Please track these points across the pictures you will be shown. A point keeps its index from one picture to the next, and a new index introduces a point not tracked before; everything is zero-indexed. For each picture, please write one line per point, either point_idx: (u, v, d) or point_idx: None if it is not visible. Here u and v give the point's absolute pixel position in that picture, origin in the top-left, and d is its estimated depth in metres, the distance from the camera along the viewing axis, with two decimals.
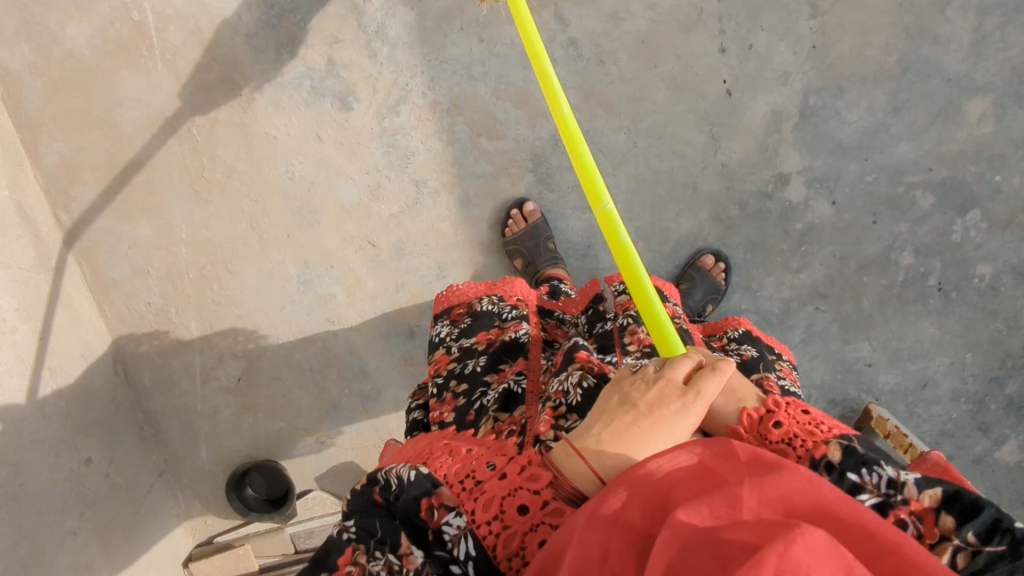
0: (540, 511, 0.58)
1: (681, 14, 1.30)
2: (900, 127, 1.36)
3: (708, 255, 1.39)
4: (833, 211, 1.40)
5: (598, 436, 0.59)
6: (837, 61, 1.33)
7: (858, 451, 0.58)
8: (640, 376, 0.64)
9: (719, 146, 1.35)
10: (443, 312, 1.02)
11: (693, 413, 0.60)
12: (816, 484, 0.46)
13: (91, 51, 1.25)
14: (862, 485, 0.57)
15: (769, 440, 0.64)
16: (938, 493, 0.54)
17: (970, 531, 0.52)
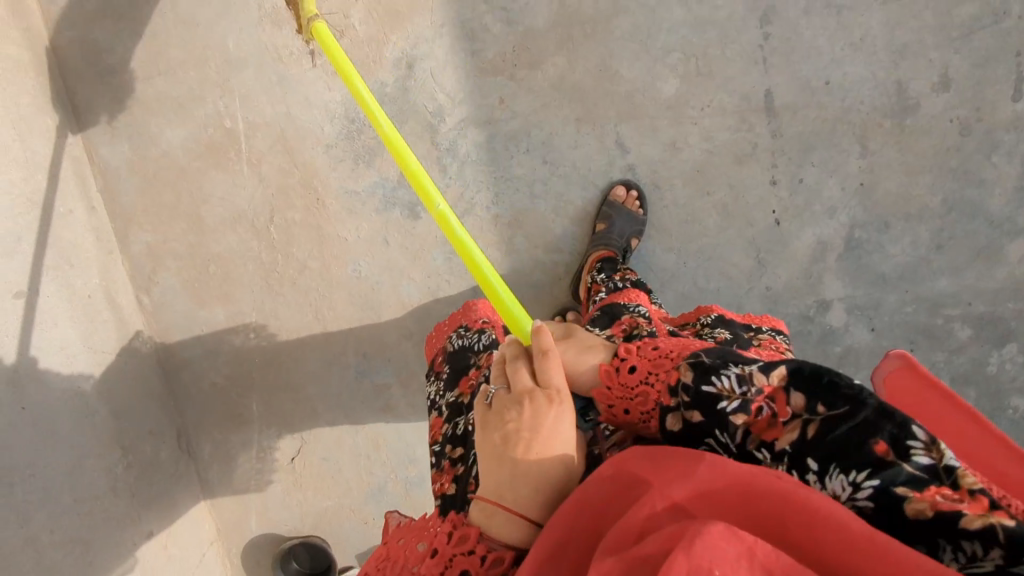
0: (480, 568, 0.59)
1: (736, 147, 1.37)
2: (942, 263, 1.41)
3: (619, 186, 1.36)
4: (872, 337, 1.45)
5: (510, 483, 0.60)
6: (884, 198, 1.39)
7: (703, 363, 0.62)
8: (500, 409, 0.64)
9: (764, 271, 1.42)
10: (430, 365, 1.05)
11: (567, 410, 0.62)
12: (722, 465, 0.50)
13: (184, 152, 1.36)
14: (716, 392, 0.60)
15: (632, 386, 0.67)
16: (782, 371, 0.57)
17: (815, 404, 0.54)
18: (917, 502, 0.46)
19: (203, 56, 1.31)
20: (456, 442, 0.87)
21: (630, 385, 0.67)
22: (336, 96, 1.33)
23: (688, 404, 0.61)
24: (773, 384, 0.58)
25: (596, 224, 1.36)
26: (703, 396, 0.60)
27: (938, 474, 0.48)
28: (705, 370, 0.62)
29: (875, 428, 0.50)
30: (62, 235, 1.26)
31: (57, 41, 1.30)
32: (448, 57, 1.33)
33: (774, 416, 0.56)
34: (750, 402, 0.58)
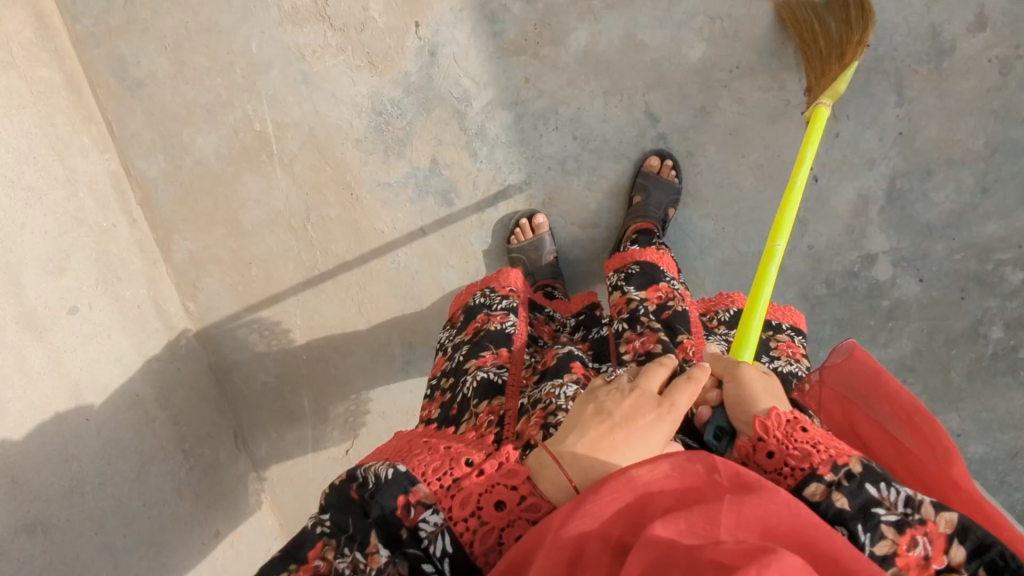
0: (517, 507, 0.61)
1: (769, 107, 1.33)
2: (990, 206, 1.37)
3: (654, 157, 1.34)
4: (921, 288, 1.43)
5: (574, 446, 0.62)
6: (924, 145, 1.36)
7: (882, 472, 0.59)
8: (616, 387, 0.68)
9: (806, 229, 1.42)
10: (449, 314, 1.15)
11: (668, 423, 0.64)
12: (797, 512, 0.51)
13: (218, 158, 1.37)
14: (879, 498, 0.58)
15: (794, 441, 0.64)
16: (954, 518, 0.55)
17: (979, 566, 0.53)
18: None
19: (228, 61, 1.32)
20: (451, 372, 0.98)
21: (788, 441, 0.64)
22: (362, 88, 1.33)
23: (843, 490, 0.59)
24: (938, 525, 0.55)
25: (631, 196, 1.36)
26: (860, 494, 0.58)
27: None
28: (877, 474, 0.59)
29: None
30: (109, 250, 1.29)
31: (85, 60, 1.32)
32: (470, 41, 1.31)
33: (927, 559, 0.55)
34: (908, 525, 0.56)
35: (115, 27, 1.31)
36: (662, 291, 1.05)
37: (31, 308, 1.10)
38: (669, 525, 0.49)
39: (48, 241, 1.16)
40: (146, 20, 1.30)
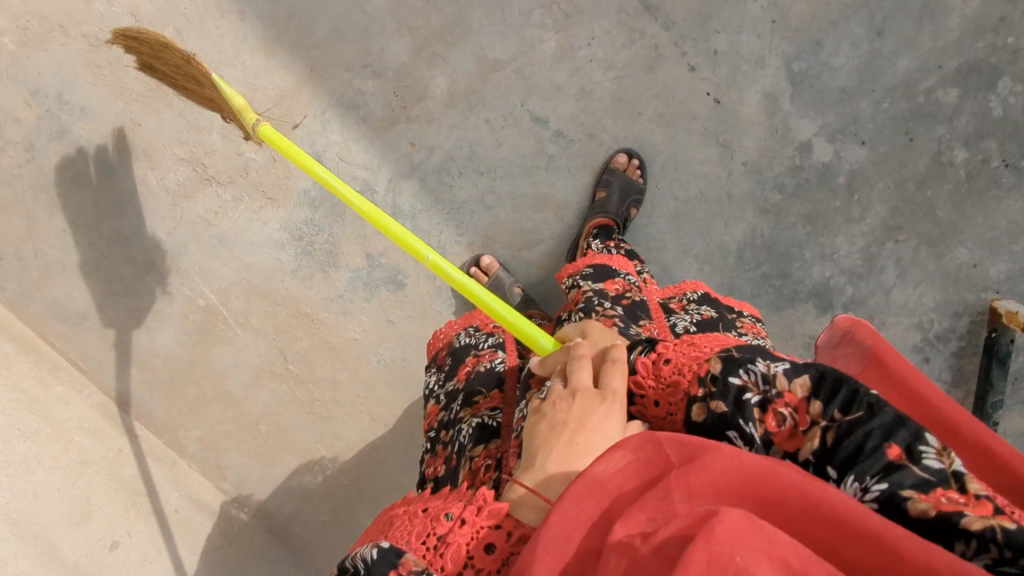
0: (507, 544, 0.57)
1: (640, 58, 1.33)
2: (891, 45, 1.35)
3: (619, 154, 1.37)
4: (867, 149, 1.39)
5: (545, 468, 0.57)
6: (802, 21, 1.34)
7: (735, 358, 0.59)
8: (556, 397, 0.63)
9: (732, 150, 1.39)
10: (433, 362, 1.14)
11: (617, 411, 0.61)
12: (739, 456, 0.47)
13: (182, 346, 1.41)
14: (743, 385, 0.57)
15: (660, 375, 0.63)
16: (806, 380, 0.54)
17: (835, 409, 0.52)
18: (921, 502, 0.44)
19: (148, 258, 1.37)
20: (449, 424, 0.94)
21: (659, 376, 0.63)
22: (274, 225, 1.37)
23: (715, 396, 0.58)
24: (796, 393, 0.54)
25: (595, 193, 1.36)
26: (728, 389, 0.57)
27: (949, 476, 0.45)
28: (736, 364, 0.58)
29: (891, 434, 0.48)
30: (125, 474, 1.31)
31: (27, 318, 1.37)
32: (346, 136, 1.34)
33: (796, 425, 0.53)
34: (771, 404, 0.55)
35: (38, 277, 1.36)
36: (619, 287, 1.06)
37: (73, 564, 1.16)
38: (629, 524, 0.46)
39: (64, 497, 1.20)
40: (62, 258, 1.36)
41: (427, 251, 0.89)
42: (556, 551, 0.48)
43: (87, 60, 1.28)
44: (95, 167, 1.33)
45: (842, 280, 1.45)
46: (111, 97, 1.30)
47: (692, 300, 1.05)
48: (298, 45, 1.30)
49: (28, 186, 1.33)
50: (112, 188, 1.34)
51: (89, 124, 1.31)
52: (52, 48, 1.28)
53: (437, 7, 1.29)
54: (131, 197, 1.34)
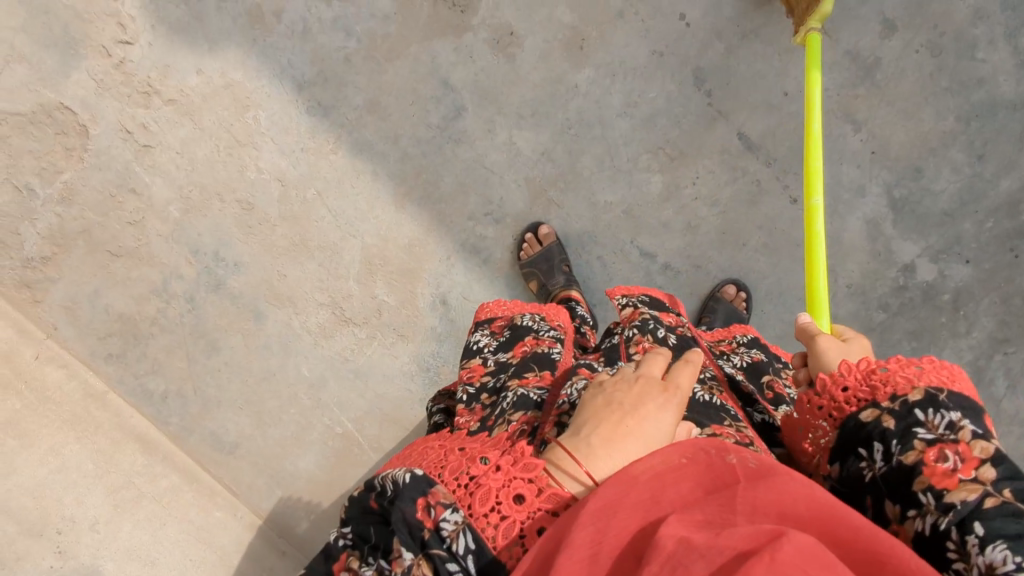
0: (536, 499, 0.57)
1: (743, 194, 1.41)
2: (992, 168, 1.39)
3: (727, 285, 1.43)
4: (972, 268, 1.43)
5: (589, 439, 0.60)
6: (902, 150, 1.39)
7: (939, 398, 0.60)
8: (622, 379, 0.67)
9: (836, 273, 1.45)
10: (484, 321, 1.12)
11: (676, 403, 0.63)
12: (810, 488, 0.51)
13: (321, 469, 1.50)
14: (924, 422, 0.60)
15: (868, 379, 0.64)
16: (989, 447, 0.57)
17: (1006, 487, 0.55)
18: None
19: (292, 392, 1.50)
20: (491, 390, 0.93)
21: (864, 379, 0.65)
22: (405, 358, 1.48)
23: (893, 414, 0.62)
24: (975, 449, 0.57)
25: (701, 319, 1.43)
26: (908, 418, 0.61)
27: None
28: (932, 400, 0.61)
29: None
30: None
31: (187, 449, 1.50)
32: (468, 277, 1.45)
33: (955, 470, 0.57)
34: (942, 443, 0.58)
35: (196, 412, 1.50)
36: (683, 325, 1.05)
37: None
38: (684, 519, 0.49)
39: None
40: (218, 394, 1.49)
41: (815, 194, 0.94)
42: (598, 526, 0.50)
43: (240, 222, 1.42)
44: (247, 314, 1.46)
45: None
46: (263, 252, 1.43)
47: (741, 344, 1.07)
48: (425, 200, 1.41)
49: (189, 333, 1.47)
50: (260, 333, 1.47)
51: (241, 276, 1.44)
52: (210, 213, 1.41)
53: (551, 158, 1.39)
54: (278, 338, 1.48)
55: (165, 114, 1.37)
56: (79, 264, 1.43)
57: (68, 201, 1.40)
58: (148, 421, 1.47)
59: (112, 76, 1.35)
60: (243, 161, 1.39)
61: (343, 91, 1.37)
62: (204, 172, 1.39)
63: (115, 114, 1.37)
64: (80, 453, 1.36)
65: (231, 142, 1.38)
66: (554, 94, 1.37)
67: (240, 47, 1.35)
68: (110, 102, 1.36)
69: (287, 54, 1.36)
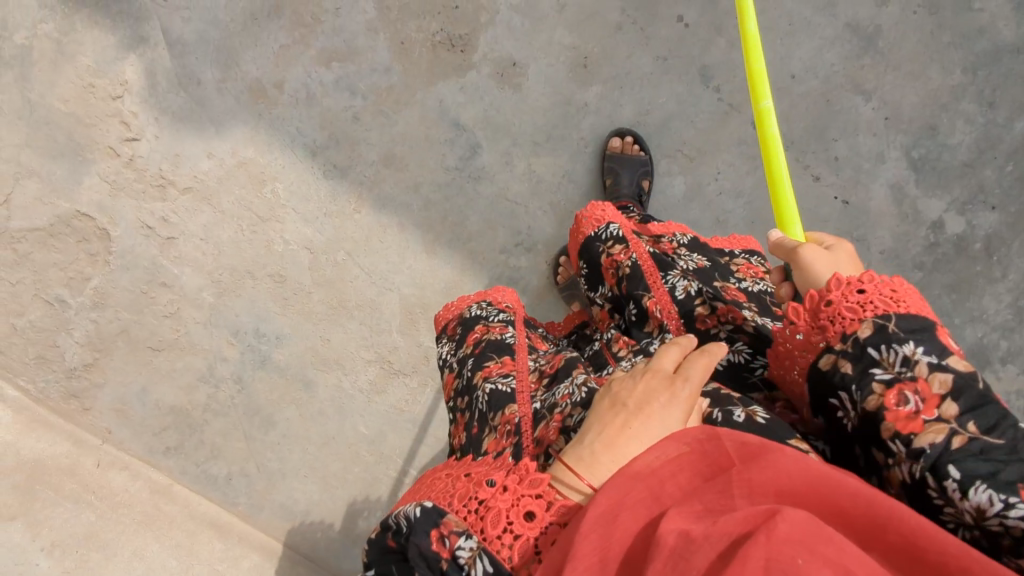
0: (546, 513, 0.53)
1: (766, 180, 1.42)
2: (1005, 113, 1.40)
3: (614, 136, 1.36)
4: (999, 213, 1.43)
5: (591, 445, 0.54)
6: (914, 111, 1.40)
7: (888, 331, 0.58)
8: (629, 373, 0.60)
9: (869, 242, 1.45)
10: (442, 331, 1.07)
11: (683, 401, 0.56)
12: (804, 459, 0.46)
13: None
14: (879, 361, 0.57)
15: (819, 317, 0.62)
16: (947, 378, 0.55)
17: (970, 420, 0.53)
18: None
19: (353, 451, 1.47)
20: (464, 392, 0.90)
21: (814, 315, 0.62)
22: None
23: (848, 357, 0.59)
24: (933, 385, 0.55)
25: None
26: (863, 357, 0.58)
27: None
28: (882, 335, 0.58)
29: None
30: None
31: (260, 527, 1.45)
32: None
33: (918, 412, 0.54)
34: (899, 382, 0.56)
35: (263, 488, 1.46)
36: (611, 266, 0.94)
37: None
38: (684, 513, 0.44)
39: None
40: (281, 466, 1.46)
41: (763, 97, 0.77)
42: (601, 534, 0.45)
43: (276, 296, 1.41)
44: (296, 384, 1.45)
45: (998, 337, 1.47)
46: (302, 321, 1.43)
47: (680, 248, 0.97)
48: (453, 241, 1.41)
49: (243, 412, 1.45)
50: (313, 400, 1.46)
51: (284, 347, 1.43)
52: (244, 292, 1.40)
53: (572, 179, 1.40)
54: (331, 403, 1.46)
55: (183, 203, 1.36)
56: (123, 365, 1.41)
57: (101, 305, 1.38)
58: (216, 506, 1.43)
59: (124, 174, 1.34)
60: (268, 236, 1.38)
61: (357, 150, 1.36)
62: (231, 253, 1.39)
63: (133, 212, 1.36)
64: (161, 552, 1.32)
65: (254, 219, 1.38)
66: (565, 116, 1.37)
67: (248, 124, 1.34)
68: (126, 202, 1.35)
69: (296, 122, 1.35)
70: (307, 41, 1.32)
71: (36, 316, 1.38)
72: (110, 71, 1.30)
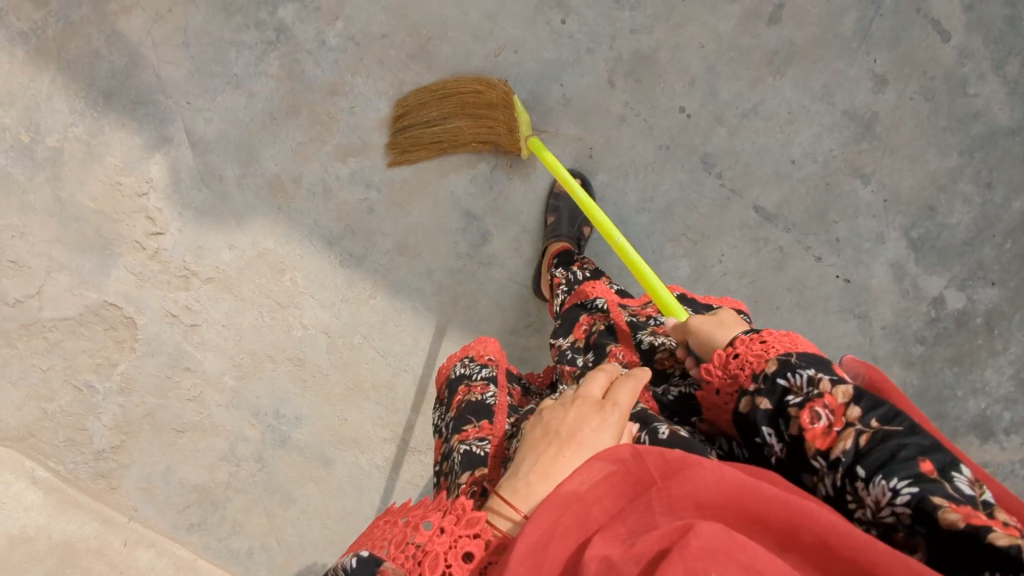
0: (484, 553, 0.58)
1: (770, 260, 1.46)
2: (1002, 193, 1.43)
3: (562, 178, 1.40)
4: (999, 288, 1.46)
5: (526, 477, 0.61)
6: (912, 193, 1.44)
7: (791, 361, 0.67)
8: (559, 403, 0.69)
9: (870, 318, 1.49)
10: (432, 394, 1.08)
11: (609, 424, 0.65)
12: (722, 471, 0.55)
13: None
14: (789, 388, 0.65)
15: (725, 367, 0.72)
16: (849, 389, 0.62)
17: (873, 419, 0.60)
18: (951, 513, 0.51)
19: None
20: (441, 456, 0.90)
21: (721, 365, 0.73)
22: None
23: (763, 394, 0.67)
24: (837, 397, 0.62)
25: None
26: (776, 389, 0.66)
27: (978, 499, 0.52)
28: (786, 366, 0.67)
29: (927, 451, 0.56)
30: None
31: None
32: None
33: (830, 425, 0.61)
34: (811, 402, 0.63)
35: (284, 561, 1.51)
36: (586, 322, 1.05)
37: None
38: (612, 535, 0.53)
39: None
40: (301, 541, 1.51)
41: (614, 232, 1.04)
42: (535, 561, 0.53)
43: (296, 379, 1.46)
44: (315, 461, 1.50)
45: (1000, 407, 1.49)
46: (321, 406, 1.48)
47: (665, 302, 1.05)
48: (466, 323, 1.46)
49: (265, 488, 1.50)
50: (331, 477, 1.50)
51: (304, 428, 1.48)
52: (265, 375, 1.46)
53: None
54: (350, 479, 1.51)
55: (206, 292, 1.42)
56: (149, 446, 1.46)
57: (128, 390, 1.44)
58: None
59: (149, 266, 1.40)
60: (288, 322, 1.44)
61: (372, 240, 1.41)
62: (253, 338, 1.44)
63: (158, 301, 1.41)
64: None
65: (273, 305, 1.43)
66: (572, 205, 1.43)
67: (267, 217, 1.39)
68: (151, 292, 1.41)
69: (313, 215, 1.40)
70: (324, 138, 1.37)
71: (66, 401, 1.43)
72: (136, 169, 1.36)
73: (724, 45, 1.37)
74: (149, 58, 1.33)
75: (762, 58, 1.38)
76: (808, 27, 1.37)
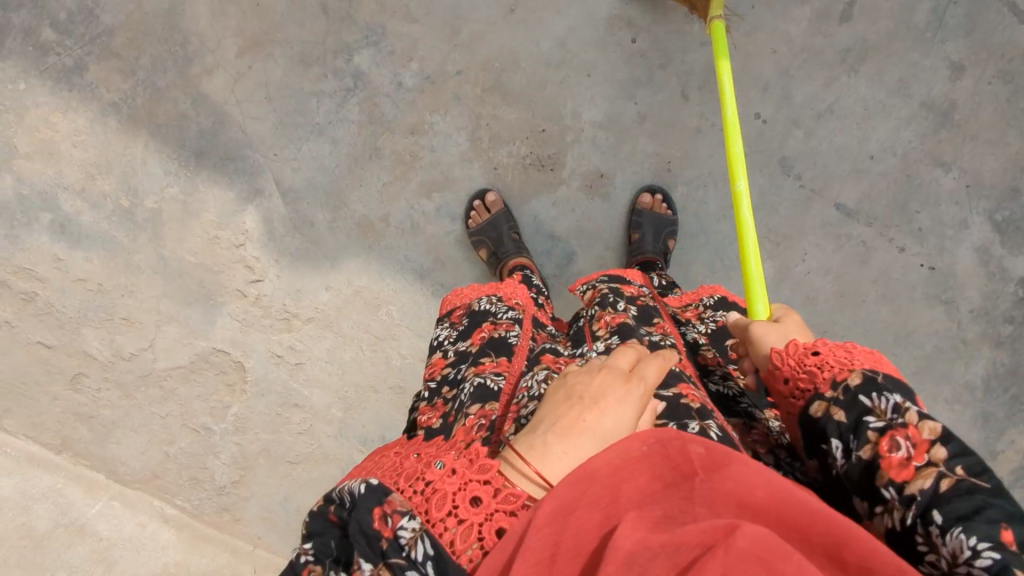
0: (492, 500, 0.53)
1: (852, 254, 1.46)
2: None
3: (643, 193, 1.41)
4: None
5: (545, 436, 0.56)
6: (995, 177, 1.42)
7: (877, 381, 0.63)
8: (586, 368, 0.63)
9: (957, 303, 1.46)
10: (446, 315, 1.07)
11: (637, 394, 0.59)
12: (773, 474, 0.50)
13: None
14: (871, 410, 0.62)
15: (803, 364, 0.67)
16: (937, 426, 0.58)
17: (958, 465, 0.56)
18: None
19: None
20: (451, 382, 0.90)
21: (799, 364, 0.68)
22: None
23: (839, 404, 0.63)
24: (922, 432, 0.58)
25: None
26: (856, 405, 0.63)
27: None
28: (873, 384, 0.63)
29: (1011, 519, 0.53)
30: None
31: None
32: None
33: (909, 458, 0.58)
34: (891, 429, 0.60)
35: None
36: (633, 290, 1.04)
37: None
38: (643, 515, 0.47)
39: None
40: None
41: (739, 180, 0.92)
42: (554, 529, 0.47)
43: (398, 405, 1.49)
44: None
45: None
46: None
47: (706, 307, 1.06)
48: None
49: None
50: None
51: None
52: (370, 403, 1.49)
53: None
54: None
55: (307, 331, 1.47)
56: (266, 478, 1.50)
57: (242, 429, 1.48)
58: None
59: (252, 312, 1.46)
60: (387, 352, 1.48)
61: (460, 268, 1.48)
62: (354, 370, 1.49)
63: (263, 344, 1.47)
64: None
65: (373, 338, 1.48)
66: None
67: (360, 256, 1.45)
68: (256, 336, 1.47)
69: (404, 251, 1.45)
70: (408, 176, 1.42)
71: (185, 444, 1.47)
72: (231, 224, 1.42)
73: (796, 48, 1.40)
74: (234, 115, 1.40)
75: (835, 57, 1.40)
76: (880, 22, 1.39)
